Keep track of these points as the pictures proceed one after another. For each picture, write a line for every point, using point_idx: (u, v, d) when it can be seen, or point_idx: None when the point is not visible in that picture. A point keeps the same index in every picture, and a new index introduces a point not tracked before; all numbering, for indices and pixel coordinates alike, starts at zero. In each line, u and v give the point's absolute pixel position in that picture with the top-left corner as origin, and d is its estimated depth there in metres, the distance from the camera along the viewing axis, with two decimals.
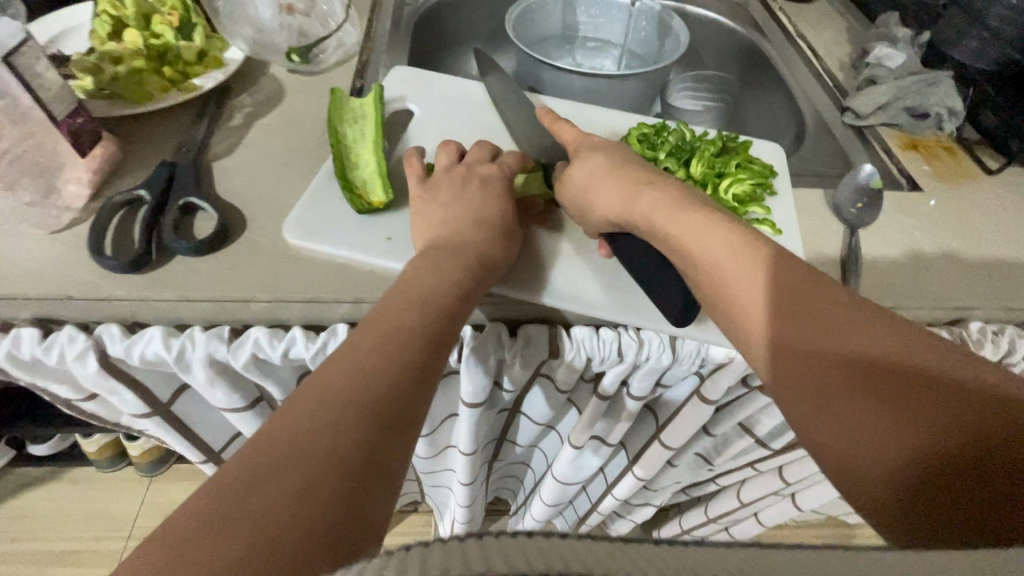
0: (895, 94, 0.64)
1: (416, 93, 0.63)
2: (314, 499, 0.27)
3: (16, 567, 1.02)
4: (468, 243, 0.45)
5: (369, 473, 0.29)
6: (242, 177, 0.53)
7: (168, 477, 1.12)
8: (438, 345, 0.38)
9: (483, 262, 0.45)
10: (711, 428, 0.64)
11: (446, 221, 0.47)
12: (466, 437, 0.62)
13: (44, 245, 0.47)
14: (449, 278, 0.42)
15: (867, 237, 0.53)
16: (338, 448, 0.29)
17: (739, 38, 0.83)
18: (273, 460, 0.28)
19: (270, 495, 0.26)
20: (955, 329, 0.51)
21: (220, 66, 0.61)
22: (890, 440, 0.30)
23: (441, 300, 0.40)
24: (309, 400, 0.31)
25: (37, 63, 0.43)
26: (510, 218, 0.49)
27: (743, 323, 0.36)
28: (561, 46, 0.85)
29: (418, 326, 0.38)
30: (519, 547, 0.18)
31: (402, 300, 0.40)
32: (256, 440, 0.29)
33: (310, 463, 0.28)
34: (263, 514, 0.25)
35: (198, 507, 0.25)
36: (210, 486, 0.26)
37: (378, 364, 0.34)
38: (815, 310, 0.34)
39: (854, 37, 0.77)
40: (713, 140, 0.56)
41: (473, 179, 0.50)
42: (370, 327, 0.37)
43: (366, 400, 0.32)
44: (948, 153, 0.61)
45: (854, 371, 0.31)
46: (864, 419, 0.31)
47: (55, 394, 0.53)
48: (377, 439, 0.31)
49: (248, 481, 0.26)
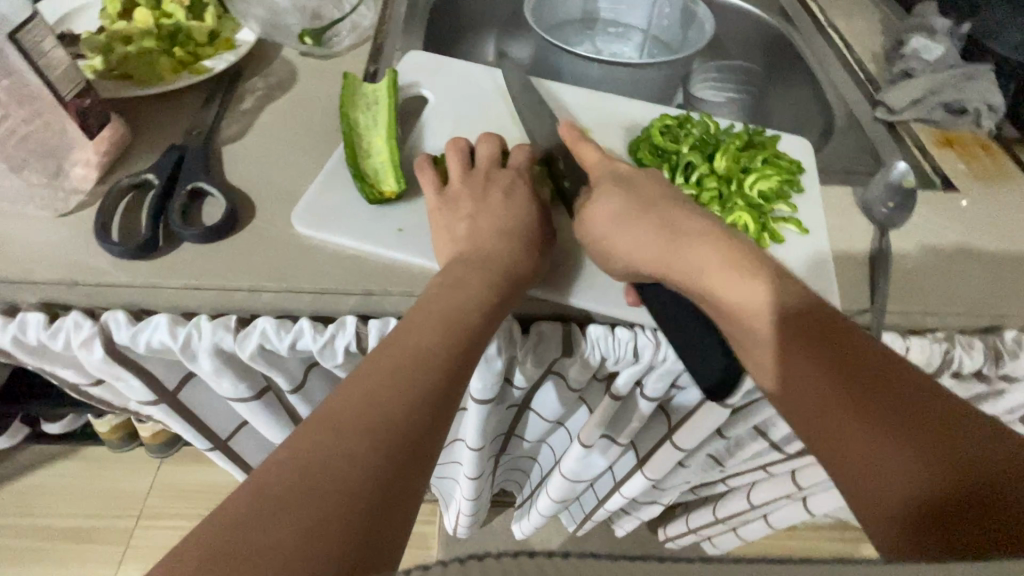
0: (930, 88, 0.61)
1: (431, 79, 0.61)
2: (323, 533, 0.26)
3: (28, 542, 1.03)
4: (494, 257, 0.44)
5: (383, 506, 0.28)
6: (252, 163, 0.52)
7: (178, 459, 1.12)
8: (459, 370, 0.37)
9: (509, 277, 0.43)
10: (726, 431, 0.62)
11: (472, 220, 0.46)
12: (474, 431, 0.60)
13: (50, 229, 0.46)
14: (472, 294, 0.41)
15: (897, 239, 0.51)
16: (350, 481, 0.28)
17: (767, 27, 0.80)
18: (283, 489, 0.27)
19: (277, 529, 0.25)
20: (989, 337, 0.49)
21: (231, 47, 0.59)
22: (907, 476, 0.30)
23: (463, 319, 0.39)
24: (324, 426, 0.30)
25: (44, 41, 0.42)
26: (536, 213, 0.48)
27: (766, 363, 0.36)
28: (581, 33, 0.83)
29: (437, 348, 0.37)
30: (524, 572, 0.18)
31: (423, 319, 0.38)
32: (267, 469, 0.28)
33: (320, 495, 0.27)
34: (269, 546, 0.25)
35: (204, 538, 0.25)
36: (216, 519, 0.26)
37: (394, 388, 0.33)
38: (838, 355, 0.34)
39: (888, 27, 0.74)
40: (739, 133, 0.54)
41: (498, 177, 0.49)
42: (391, 348, 0.36)
43: (386, 429, 0.31)
44: (985, 151, 0.59)
45: (864, 400, 0.33)
46: (880, 445, 0.32)
47: (62, 379, 0.53)
48: (394, 471, 0.30)
49: (258, 513, 0.26)
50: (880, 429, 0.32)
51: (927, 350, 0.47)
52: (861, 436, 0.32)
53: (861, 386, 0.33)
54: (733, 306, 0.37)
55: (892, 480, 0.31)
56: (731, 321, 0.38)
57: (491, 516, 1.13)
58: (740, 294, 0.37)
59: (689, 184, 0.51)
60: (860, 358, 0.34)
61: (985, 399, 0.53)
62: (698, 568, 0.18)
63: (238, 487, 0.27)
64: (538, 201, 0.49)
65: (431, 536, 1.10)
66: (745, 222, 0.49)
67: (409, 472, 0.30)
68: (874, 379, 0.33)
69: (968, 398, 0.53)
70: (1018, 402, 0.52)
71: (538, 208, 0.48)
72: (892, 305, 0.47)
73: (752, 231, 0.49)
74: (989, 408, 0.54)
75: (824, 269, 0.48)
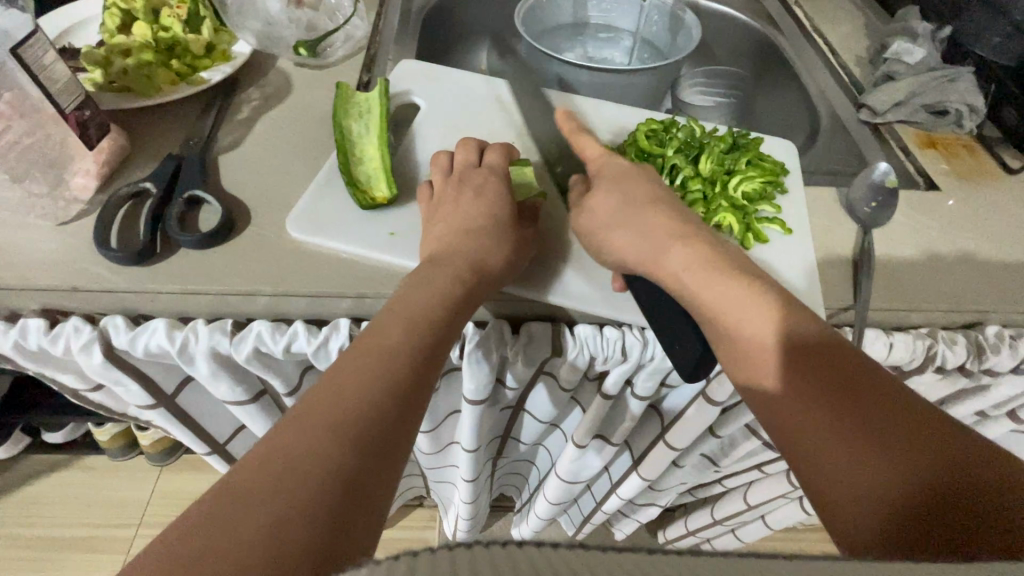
0: (913, 90, 0.62)
1: (422, 87, 0.62)
2: (285, 533, 0.26)
3: (28, 551, 1.03)
4: (459, 254, 0.45)
5: (349, 504, 0.29)
6: (248, 170, 0.53)
7: (178, 466, 1.13)
8: (425, 368, 0.37)
9: (477, 271, 0.44)
10: (717, 429, 0.63)
11: (444, 220, 0.48)
12: (469, 433, 0.61)
13: (50, 237, 0.47)
14: (437, 290, 0.42)
15: (881, 237, 0.52)
16: (315, 478, 0.29)
17: (753, 32, 0.81)
18: (248, 488, 0.28)
19: (245, 526, 0.26)
20: (972, 333, 0.50)
21: (227, 60, 0.61)
22: (879, 485, 0.31)
23: (428, 314, 0.40)
24: (290, 427, 0.31)
25: (45, 56, 0.44)
26: (508, 212, 0.49)
27: (752, 363, 0.37)
28: (571, 39, 0.84)
29: (403, 345, 0.38)
30: (509, 560, 0.19)
31: (390, 318, 0.39)
32: (239, 470, 0.29)
33: (286, 494, 0.28)
34: (229, 546, 0.25)
35: (167, 541, 0.26)
36: (184, 521, 0.26)
37: (360, 388, 0.34)
38: (816, 354, 0.35)
39: (872, 31, 0.75)
40: (724, 136, 0.55)
41: (473, 179, 0.51)
42: (357, 347, 0.37)
43: (347, 427, 0.32)
44: (968, 151, 0.60)
45: (852, 413, 0.33)
46: (865, 461, 0.31)
47: (62, 384, 0.54)
48: (358, 468, 0.30)
49: (229, 512, 0.27)
50: (858, 436, 0.32)
51: (911, 346, 0.48)
52: (838, 440, 0.32)
53: (841, 385, 0.34)
54: (725, 314, 0.38)
55: (868, 489, 0.31)
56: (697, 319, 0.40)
57: (491, 520, 1.13)
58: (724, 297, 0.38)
59: (675, 187, 0.52)
60: (847, 368, 0.34)
61: (971, 394, 0.53)
62: (678, 559, 0.20)
63: (209, 489, 0.28)
64: (511, 199, 0.50)
65: (431, 541, 1.10)
66: (729, 222, 0.50)
67: (375, 470, 0.31)
68: (858, 381, 0.34)
69: (954, 393, 0.53)
70: (1003, 397, 0.53)
71: (512, 207, 0.50)
72: (876, 303, 0.48)
73: (737, 231, 0.50)
74: (976, 404, 0.54)
75: (808, 268, 0.49)
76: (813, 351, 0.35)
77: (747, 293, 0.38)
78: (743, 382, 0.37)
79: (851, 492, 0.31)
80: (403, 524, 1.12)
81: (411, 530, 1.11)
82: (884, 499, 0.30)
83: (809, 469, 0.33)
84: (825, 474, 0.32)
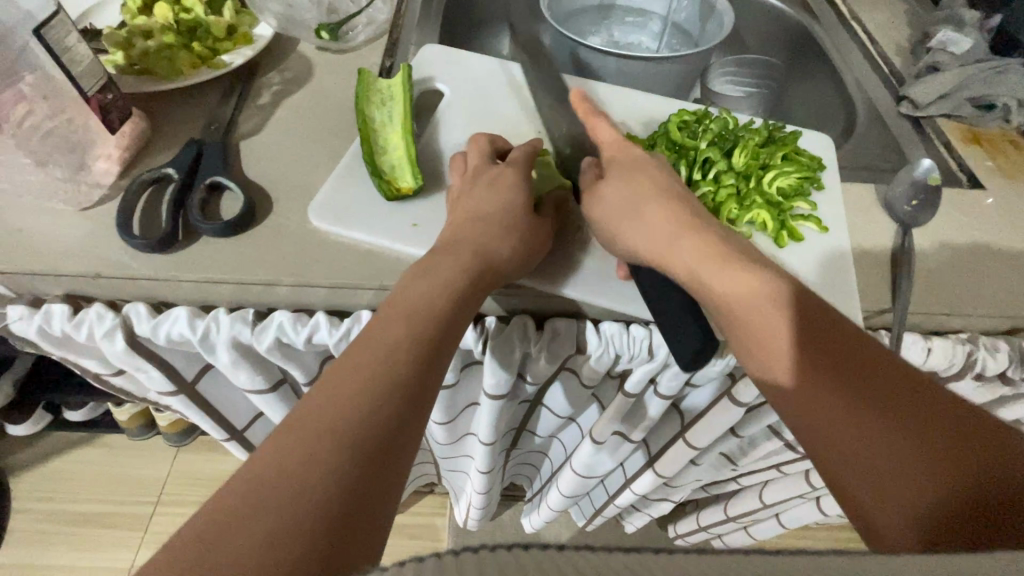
0: (957, 83, 0.59)
1: (446, 74, 0.61)
2: (282, 547, 0.26)
3: (50, 525, 1.05)
4: (471, 246, 0.43)
5: (351, 513, 0.28)
6: (268, 158, 0.52)
7: (195, 447, 1.14)
8: (428, 366, 0.36)
9: (486, 265, 0.43)
10: (740, 429, 0.61)
11: (458, 210, 0.47)
12: (487, 427, 0.61)
13: (73, 222, 0.47)
14: (444, 286, 0.41)
15: (920, 237, 0.50)
16: (314, 485, 0.28)
17: (788, 19, 0.78)
18: (244, 500, 0.27)
19: (240, 542, 0.25)
20: (1013, 340, 0.48)
21: (249, 42, 0.59)
22: (904, 478, 0.30)
23: (431, 309, 0.39)
24: (291, 430, 0.30)
25: (68, 37, 0.43)
26: (524, 202, 0.47)
27: (769, 357, 0.35)
28: (597, 23, 0.82)
29: (407, 342, 0.36)
30: None
31: (392, 314, 0.38)
32: (235, 481, 0.28)
33: (282, 505, 0.27)
34: (226, 564, 0.25)
35: (165, 556, 0.25)
36: (180, 537, 0.26)
37: (360, 387, 0.33)
38: (827, 342, 0.34)
39: (914, 19, 0.72)
40: (759, 129, 0.53)
41: (488, 168, 0.49)
42: (358, 346, 0.36)
43: (349, 429, 0.31)
44: (1014, 148, 0.57)
45: (873, 408, 0.32)
46: (891, 459, 0.31)
47: (85, 368, 0.54)
48: (358, 474, 0.29)
49: (226, 527, 0.26)
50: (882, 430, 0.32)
51: (949, 352, 0.46)
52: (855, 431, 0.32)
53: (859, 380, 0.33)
54: (749, 317, 0.36)
55: (890, 479, 0.31)
56: (723, 311, 0.37)
57: (502, 509, 1.14)
58: (744, 295, 0.36)
59: (707, 181, 0.50)
60: (865, 361, 0.33)
61: (1007, 402, 0.52)
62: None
63: (202, 505, 0.27)
64: (528, 187, 0.48)
65: (441, 527, 1.11)
66: (763, 219, 0.48)
67: (376, 472, 0.30)
68: (877, 372, 0.33)
69: (989, 400, 0.51)
70: None
71: (529, 192, 0.48)
72: (913, 307, 0.46)
73: (770, 228, 0.48)
74: (1011, 413, 0.53)
75: (843, 269, 0.47)
76: (836, 343, 0.34)
77: (767, 285, 0.36)
78: (759, 377, 0.36)
79: (870, 482, 0.31)
80: (414, 510, 1.12)
81: (421, 516, 1.12)
82: (914, 496, 0.30)
83: (829, 468, 0.33)
84: (848, 470, 0.32)
